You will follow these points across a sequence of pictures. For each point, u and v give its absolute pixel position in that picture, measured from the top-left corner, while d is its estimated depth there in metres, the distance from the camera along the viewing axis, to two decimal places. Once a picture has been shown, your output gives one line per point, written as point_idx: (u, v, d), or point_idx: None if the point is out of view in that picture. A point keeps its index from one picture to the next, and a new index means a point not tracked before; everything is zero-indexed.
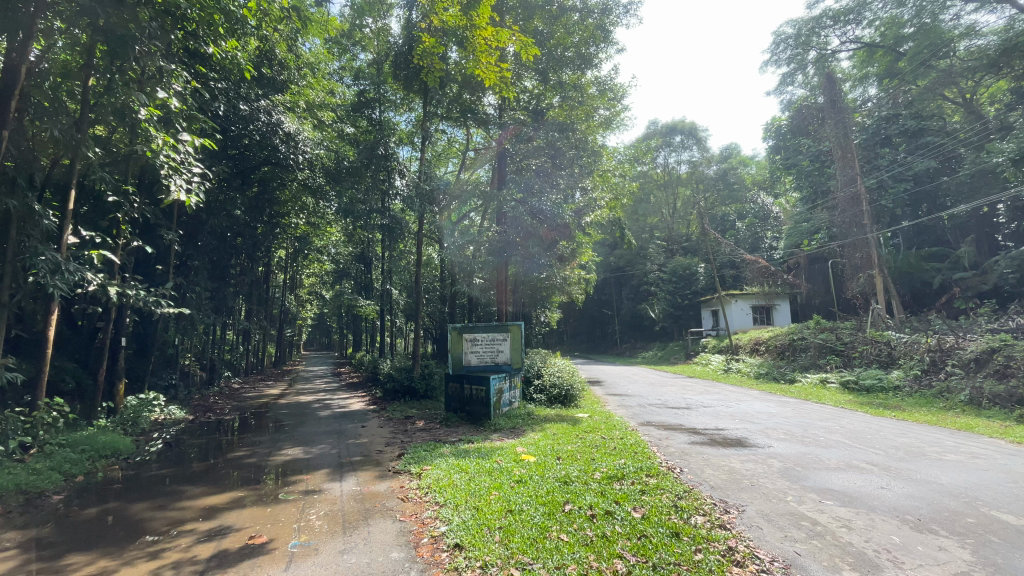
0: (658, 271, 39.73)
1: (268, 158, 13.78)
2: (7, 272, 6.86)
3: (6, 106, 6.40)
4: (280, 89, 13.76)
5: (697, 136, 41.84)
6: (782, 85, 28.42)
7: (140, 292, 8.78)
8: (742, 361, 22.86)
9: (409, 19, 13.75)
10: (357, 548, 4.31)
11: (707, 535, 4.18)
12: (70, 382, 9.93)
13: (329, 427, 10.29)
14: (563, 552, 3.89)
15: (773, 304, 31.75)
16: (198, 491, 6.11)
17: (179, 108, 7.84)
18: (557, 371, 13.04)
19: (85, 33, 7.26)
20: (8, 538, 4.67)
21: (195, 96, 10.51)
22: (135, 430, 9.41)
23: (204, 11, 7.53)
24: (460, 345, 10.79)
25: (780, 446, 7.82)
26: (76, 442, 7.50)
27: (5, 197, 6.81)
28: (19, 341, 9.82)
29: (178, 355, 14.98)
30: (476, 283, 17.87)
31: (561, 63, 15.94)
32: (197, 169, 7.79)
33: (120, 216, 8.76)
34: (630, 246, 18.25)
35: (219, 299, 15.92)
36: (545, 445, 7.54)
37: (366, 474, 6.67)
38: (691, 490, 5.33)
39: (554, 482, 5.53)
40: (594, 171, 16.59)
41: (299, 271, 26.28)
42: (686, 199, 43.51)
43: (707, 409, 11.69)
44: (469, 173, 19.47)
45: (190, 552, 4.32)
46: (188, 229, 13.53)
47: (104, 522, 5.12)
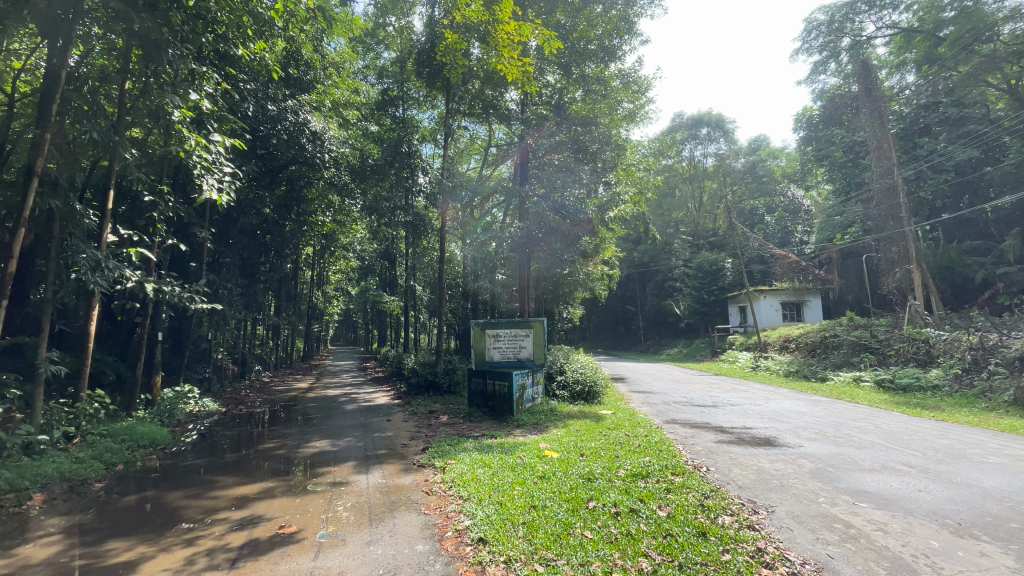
0: (683, 267, 39.09)
1: (296, 156, 14.04)
2: (51, 269, 7.20)
3: (47, 110, 6.67)
4: (307, 89, 13.96)
5: (724, 128, 40.86)
6: (814, 73, 27.47)
7: (175, 288, 9.06)
8: (771, 358, 22.37)
9: (432, 16, 13.76)
10: (382, 540, 4.38)
11: (735, 535, 4.09)
12: (110, 374, 10.37)
13: (356, 420, 10.47)
14: (587, 548, 3.87)
15: (805, 301, 30.75)
16: (230, 481, 6.31)
17: (210, 109, 8.12)
18: (580, 367, 13.02)
19: (120, 37, 7.65)
20: (53, 524, 4.91)
21: (226, 98, 10.80)
22: (171, 422, 9.76)
23: (233, 13, 7.69)
24: (482, 340, 10.86)
25: (811, 446, 7.61)
26: (117, 433, 7.80)
27: (49, 197, 7.14)
28: (63, 335, 10.29)
29: (212, 349, 15.52)
30: (499, 279, 18.05)
31: (584, 56, 15.80)
32: (228, 168, 8.03)
33: (156, 215, 9.08)
34: (654, 241, 17.67)
35: (250, 295, 16.32)
36: (568, 441, 7.50)
37: (391, 467, 6.77)
38: (718, 489, 5.23)
39: (577, 478, 5.49)
40: (619, 165, 16.49)
41: (325, 267, 26.79)
42: (712, 192, 42.55)
43: (734, 407, 11.43)
44: (492, 170, 19.42)
45: (223, 540, 4.46)
46: (220, 227, 13.92)
47: (143, 509, 5.33)
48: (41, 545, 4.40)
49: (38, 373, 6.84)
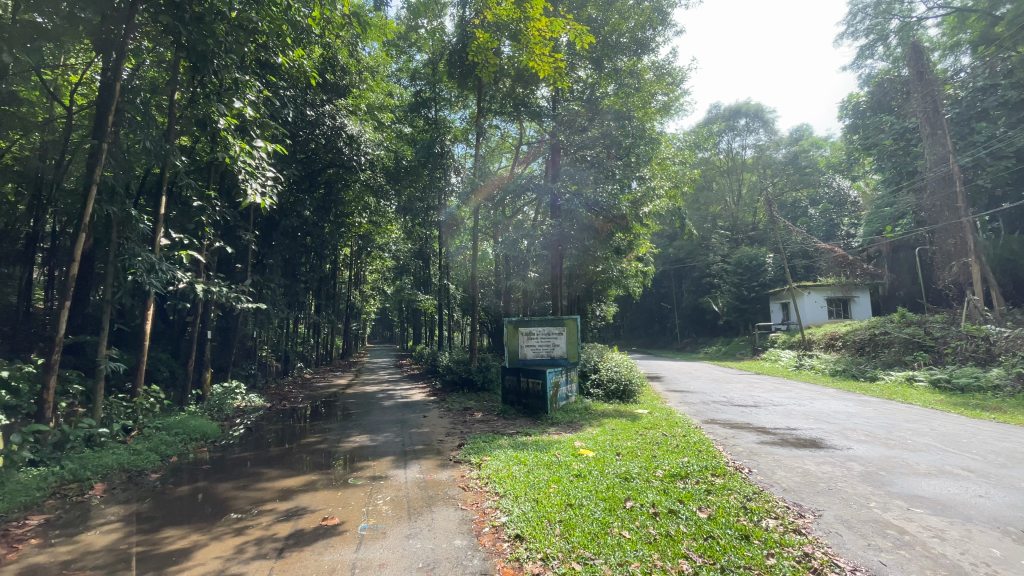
0: (721, 263, 38.01)
1: (333, 159, 14.48)
2: (111, 271, 7.66)
3: (104, 122, 7.06)
4: (343, 93, 14.28)
5: (763, 118, 39.65)
6: (861, 58, 26.10)
7: (223, 288, 9.46)
8: (816, 357, 21.50)
9: (462, 16, 13.77)
10: (421, 534, 4.46)
11: (780, 540, 3.96)
12: (164, 370, 10.96)
13: (393, 416, 10.71)
14: (625, 548, 3.83)
15: (852, 297, 29.65)
16: (276, 474, 6.56)
17: (253, 116, 8.46)
18: (614, 364, 12.90)
19: (168, 49, 8.06)
20: (114, 512, 5.24)
21: (267, 105, 11.18)
22: (220, 416, 10.23)
23: (273, 23, 8.23)
24: (515, 339, 10.91)
25: (860, 448, 7.27)
26: (170, 426, 8.23)
27: (106, 204, 7.55)
28: (121, 334, 10.95)
29: (257, 347, 16.17)
30: (531, 276, 18.06)
31: (616, 49, 15.52)
32: (270, 172, 8.36)
33: (204, 219, 9.50)
34: (690, 238, 17.29)
35: (292, 295, 16.88)
36: (603, 440, 7.43)
37: (428, 463, 6.90)
38: (761, 491, 5.08)
39: (614, 478, 5.43)
40: (653, 159, 16.32)
41: (362, 267, 27.47)
42: (751, 184, 41.05)
43: (776, 407, 11.07)
44: (524, 168, 19.32)
45: (271, 530, 4.65)
46: (263, 229, 14.42)
47: (195, 499, 5.61)
48: (104, 532, 4.71)
49: (99, 370, 7.28)
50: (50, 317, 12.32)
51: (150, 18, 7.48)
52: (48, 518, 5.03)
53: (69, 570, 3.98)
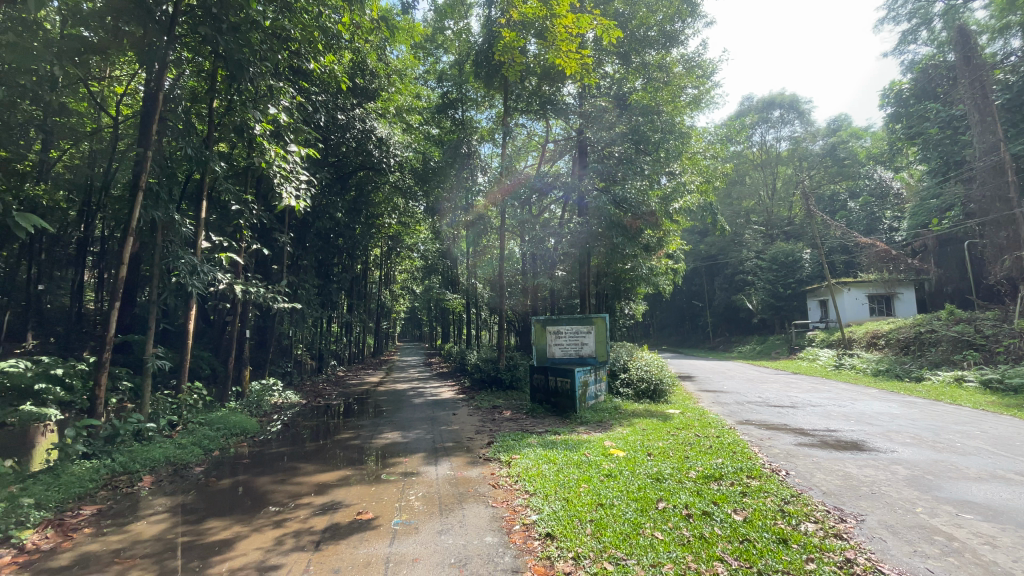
0: (755, 259, 36.98)
1: (364, 162, 14.80)
2: (156, 273, 8.03)
3: (148, 130, 7.39)
4: (372, 97, 14.53)
5: (799, 109, 38.44)
6: (903, 44, 24.96)
7: (260, 289, 9.79)
8: (857, 356, 20.64)
9: (488, 16, 13.80)
10: (452, 530, 4.51)
11: (819, 544, 3.83)
12: (206, 368, 11.42)
13: (423, 414, 10.86)
14: (658, 550, 3.78)
15: (896, 293, 28.30)
16: (311, 469, 6.74)
17: (287, 122, 8.74)
18: (644, 364, 12.73)
19: (206, 59, 8.38)
20: (162, 503, 5.50)
21: (301, 111, 11.51)
22: (258, 412, 10.59)
23: (305, 30, 8.44)
24: (544, 337, 10.93)
25: (905, 451, 6.96)
26: (213, 422, 8.57)
27: (152, 209, 7.91)
28: (166, 333, 11.47)
29: (293, 346, 16.65)
30: (558, 275, 18.00)
31: (644, 43, 15.37)
32: (303, 176, 8.62)
33: (242, 222, 9.84)
34: (722, 233, 16.88)
35: (325, 295, 17.32)
36: (634, 440, 7.34)
37: (459, 460, 6.96)
38: (800, 494, 4.92)
39: (645, 478, 5.37)
40: (683, 154, 16.15)
41: (392, 267, 27.90)
42: (787, 178, 39.79)
43: (814, 408, 10.71)
44: (550, 166, 19.28)
45: (308, 523, 4.79)
46: (297, 231, 14.83)
47: (236, 492, 5.83)
48: (152, 522, 4.95)
49: (146, 367, 7.64)
50: (101, 317, 12.99)
51: (189, 29, 7.85)
52: (101, 508, 5.32)
53: (120, 558, 4.20)
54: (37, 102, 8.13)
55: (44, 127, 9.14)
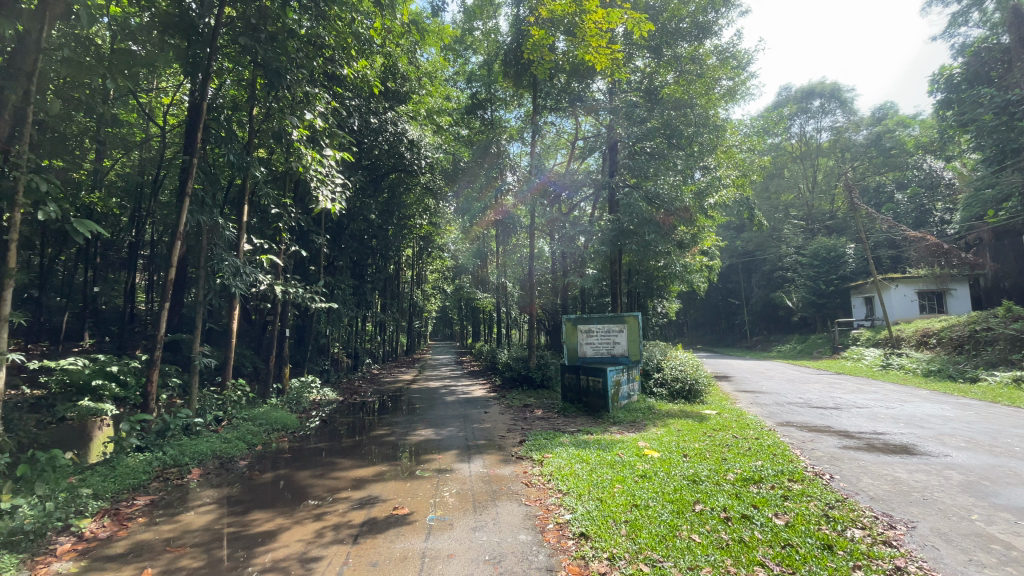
0: (795, 255, 35.75)
1: (396, 165, 15.05)
2: (202, 275, 8.40)
3: (193, 138, 7.72)
4: (404, 100, 14.80)
5: (841, 97, 36.85)
6: (952, 26, 23.60)
7: (299, 290, 10.10)
8: (905, 356, 19.65)
9: (517, 15, 13.80)
10: (487, 527, 4.55)
11: (867, 551, 3.68)
12: (249, 366, 11.89)
13: (456, 411, 10.99)
14: (695, 552, 3.71)
15: (947, 289, 27.36)
16: (348, 464, 6.91)
17: (323, 126, 9.00)
18: (679, 363, 12.50)
19: (246, 69, 8.71)
20: (210, 494, 5.77)
21: (335, 116, 11.82)
22: (298, 408, 10.95)
23: (339, 36, 8.86)
24: (575, 336, 10.90)
25: (960, 455, 6.59)
26: (256, 417, 8.91)
27: (198, 213, 8.28)
28: (211, 332, 12.01)
29: (329, 344, 17.13)
30: (589, 273, 17.87)
31: (676, 36, 15.05)
32: (338, 179, 8.87)
33: (281, 225, 10.18)
34: (759, 229, 16.30)
35: (360, 294, 17.75)
36: (669, 441, 7.22)
37: (491, 458, 7.01)
38: (845, 499, 4.74)
39: (681, 479, 5.28)
40: (718, 148, 15.83)
41: (423, 267, 28.30)
42: (828, 170, 38.21)
43: (860, 409, 10.26)
44: (581, 164, 19.15)
45: (346, 517, 4.93)
46: (333, 233, 15.23)
47: (278, 485, 6.06)
48: (201, 513, 5.20)
49: (194, 365, 8.01)
50: (152, 317, 13.69)
51: (230, 40, 8.16)
52: (153, 499, 5.61)
53: (173, 546, 4.43)
54: (90, 114, 8.60)
55: (98, 137, 9.69)
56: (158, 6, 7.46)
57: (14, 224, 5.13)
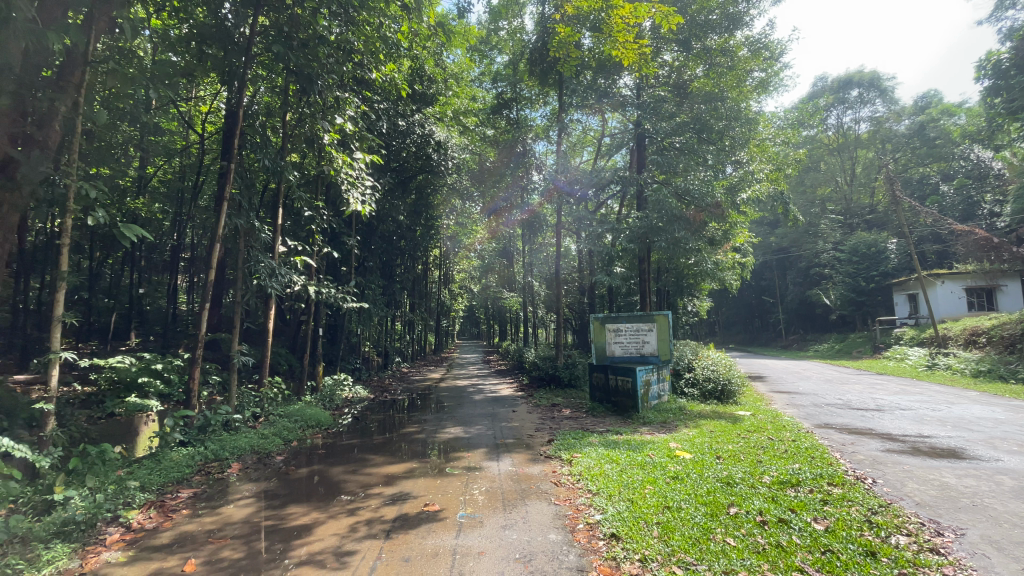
0: (832, 251, 34.51)
1: (423, 166, 15.19)
2: (239, 277, 8.69)
3: (231, 145, 7.99)
4: (431, 102, 14.95)
5: (880, 86, 35.39)
6: (1000, 9, 22.26)
7: (331, 290, 10.32)
8: (953, 356, 18.70)
9: (542, 13, 13.76)
10: (516, 525, 4.57)
11: (913, 558, 3.53)
12: (284, 364, 12.25)
13: (484, 410, 11.05)
14: (730, 556, 3.64)
15: (997, 286, 25.64)
16: (379, 461, 7.05)
17: (352, 130, 9.19)
18: (711, 363, 12.24)
19: (279, 76, 8.95)
20: (248, 488, 5.98)
21: (365, 120, 12.05)
22: (331, 405, 11.22)
23: (367, 41, 8.98)
24: (603, 335, 10.82)
25: (1014, 460, 6.23)
26: (291, 414, 9.18)
27: (235, 216, 8.56)
28: (248, 331, 12.42)
29: (360, 343, 17.48)
30: (617, 271, 17.67)
31: (706, 28, 14.71)
32: (368, 181, 9.05)
33: (313, 227, 10.44)
34: (795, 224, 15.72)
35: (389, 294, 18.06)
36: (701, 443, 7.07)
37: (520, 456, 7.03)
38: (889, 504, 4.56)
39: (714, 482, 5.17)
40: (751, 142, 15.39)
41: (451, 267, 28.52)
42: (868, 162, 36.73)
43: (904, 412, 9.80)
44: (608, 161, 18.96)
45: (379, 512, 5.03)
46: (363, 235, 15.52)
47: (312, 480, 6.23)
48: (241, 506, 5.39)
49: (232, 363, 8.30)
50: (192, 318, 14.25)
51: (264, 48, 8.39)
52: (195, 492, 5.85)
53: (214, 537, 4.61)
54: (134, 123, 8.98)
55: (142, 146, 10.13)
56: (195, 17, 7.70)
57: (66, 229, 5.37)
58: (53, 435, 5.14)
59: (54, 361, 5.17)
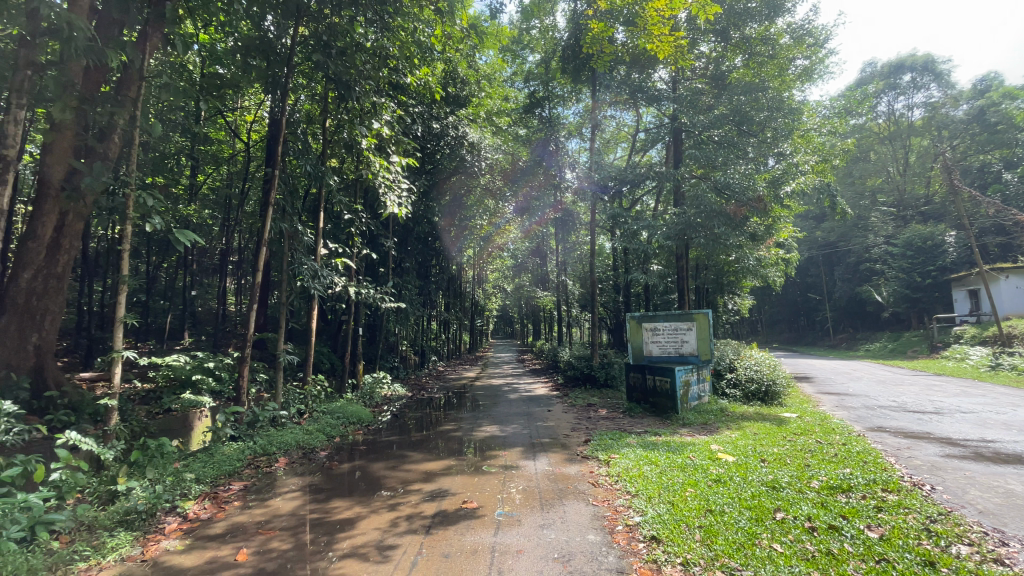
0: (884, 245, 32.77)
1: (457, 167, 15.36)
2: (284, 279, 9.02)
3: (275, 152, 8.26)
4: (464, 104, 15.07)
5: (935, 70, 33.44)
6: None
7: (371, 290, 10.58)
8: (1021, 355, 17.44)
9: (574, 10, 13.70)
10: (555, 525, 4.57)
11: (977, 570, 3.32)
12: (326, 362, 12.64)
13: (519, 409, 11.08)
14: (777, 563, 3.52)
15: None
16: (418, 457, 7.18)
17: (388, 134, 9.41)
18: (754, 363, 11.84)
19: (319, 84, 9.20)
20: (295, 482, 6.22)
21: (401, 124, 12.31)
22: (371, 403, 11.50)
23: (401, 47, 9.20)
24: (640, 334, 10.67)
25: None
26: (333, 411, 9.47)
27: (280, 221, 8.90)
28: (292, 331, 12.88)
29: (398, 343, 17.84)
30: (653, 269, 17.36)
31: (745, 16, 14.25)
32: (404, 184, 9.29)
33: (353, 230, 10.72)
34: (844, 217, 14.89)
35: (426, 293, 18.38)
36: (745, 445, 6.86)
37: (557, 456, 7.01)
38: (950, 513, 4.30)
39: (759, 486, 5.01)
40: (794, 132, 14.82)
41: (484, 266, 28.70)
42: (922, 150, 34.77)
43: (965, 415, 9.21)
44: (643, 156, 18.81)
45: (418, 508, 5.13)
46: (400, 236, 15.85)
47: (354, 476, 6.41)
48: (288, 499, 5.62)
49: (278, 361, 8.63)
50: (240, 319, 14.90)
51: (304, 57, 8.63)
52: (246, 485, 6.13)
53: (264, 528, 4.82)
54: (185, 133, 9.49)
55: (192, 155, 10.65)
56: (239, 30, 7.97)
57: (126, 236, 5.68)
58: (117, 429, 5.48)
59: (117, 359, 5.51)
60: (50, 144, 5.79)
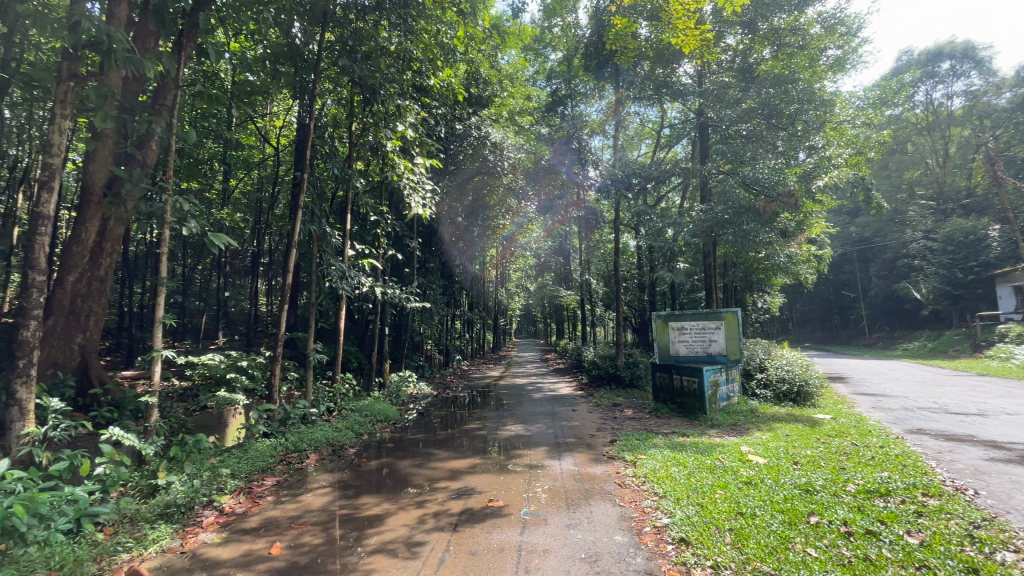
0: (923, 240, 31.44)
1: (480, 167, 15.43)
2: (314, 280, 9.22)
3: (304, 156, 8.45)
4: (487, 104, 15.07)
5: (976, 56, 31.99)
6: None
7: (396, 290, 10.72)
8: None
9: (596, 6, 13.58)
10: (581, 525, 4.55)
11: None
12: (354, 361, 12.88)
13: (544, 408, 11.07)
14: (811, 568, 3.43)
15: None
16: (444, 455, 7.26)
17: (413, 137, 9.50)
18: (785, 363, 11.52)
19: (345, 88, 9.36)
20: (325, 478, 6.37)
21: (425, 125, 12.43)
22: (397, 401, 11.66)
23: (424, 49, 9.28)
24: (666, 334, 10.52)
25: None
26: (361, 409, 9.65)
27: (309, 223, 9.10)
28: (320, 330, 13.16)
29: (423, 342, 18.02)
30: (679, 266, 17.09)
31: (772, 7, 13.95)
32: (428, 185, 9.37)
33: (379, 231, 10.88)
34: (880, 211, 14.29)
35: (449, 293, 18.52)
36: (776, 447, 6.70)
37: (582, 456, 6.98)
38: (996, 518, 4.11)
39: (792, 488, 4.89)
40: (826, 124, 14.36)
41: (507, 266, 28.70)
42: (963, 140, 33.25)
43: (1013, 417, 8.77)
44: (667, 152, 18.59)
45: (445, 505, 5.19)
46: (425, 236, 16.02)
47: (382, 473, 6.52)
48: (319, 494, 5.75)
49: (308, 360, 8.84)
50: (270, 319, 15.30)
51: (331, 62, 8.80)
52: (279, 480, 6.31)
53: (296, 523, 4.96)
54: (218, 140, 9.81)
55: (224, 160, 10.97)
56: (268, 38, 8.17)
57: (164, 239, 5.89)
58: (157, 425, 5.69)
59: (156, 358, 5.72)
60: (92, 153, 6.20)
